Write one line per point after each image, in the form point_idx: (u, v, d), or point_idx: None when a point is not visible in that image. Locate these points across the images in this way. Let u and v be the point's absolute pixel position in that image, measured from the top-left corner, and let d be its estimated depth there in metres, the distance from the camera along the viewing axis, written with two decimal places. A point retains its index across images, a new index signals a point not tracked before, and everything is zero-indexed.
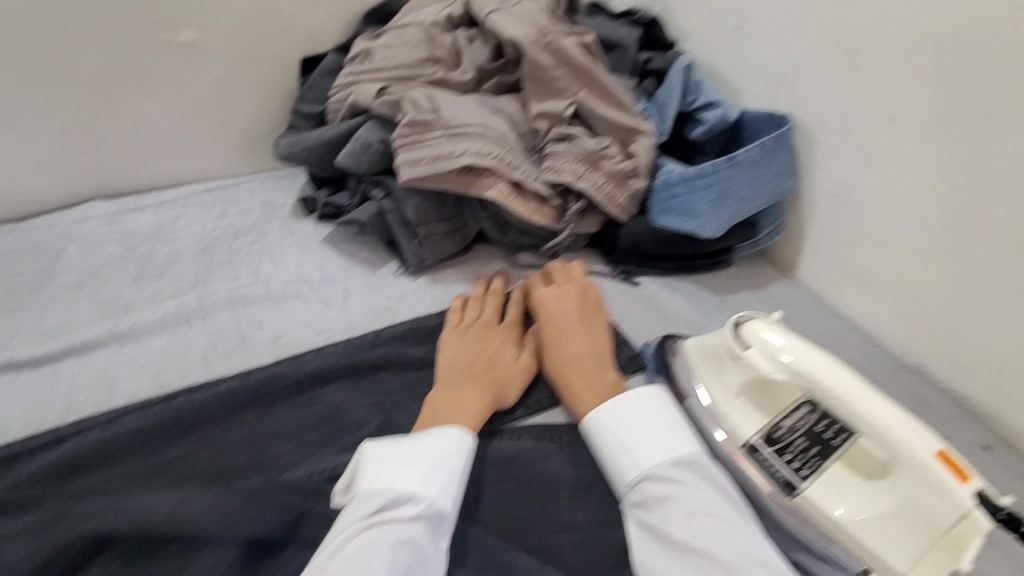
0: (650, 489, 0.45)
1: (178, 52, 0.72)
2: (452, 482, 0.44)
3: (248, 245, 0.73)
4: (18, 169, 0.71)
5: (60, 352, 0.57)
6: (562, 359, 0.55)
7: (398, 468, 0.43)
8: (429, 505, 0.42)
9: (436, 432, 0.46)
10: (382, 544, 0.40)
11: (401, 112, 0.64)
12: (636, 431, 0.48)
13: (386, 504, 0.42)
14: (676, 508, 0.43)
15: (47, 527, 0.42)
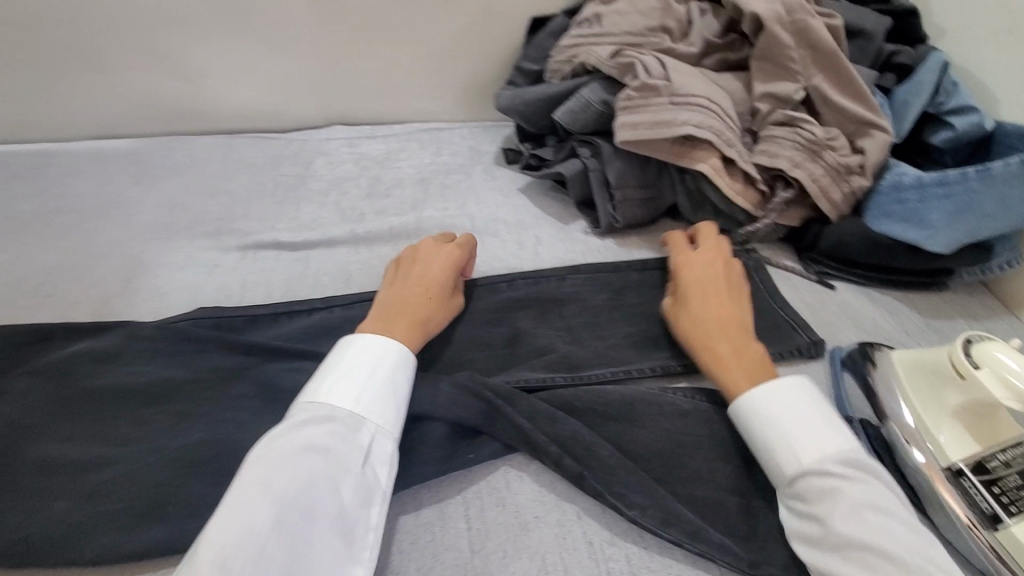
0: (814, 483, 0.43)
1: (431, 1, 0.80)
2: (365, 385, 0.45)
3: (456, 183, 0.81)
4: (292, 90, 0.85)
5: (312, 241, 0.69)
6: (702, 324, 0.54)
7: (353, 377, 0.45)
8: (338, 405, 0.44)
9: (360, 343, 0.48)
10: (324, 450, 0.41)
11: (630, 75, 0.67)
12: (798, 422, 0.46)
13: (316, 407, 0.43)
14: (852, 504, 0.42)
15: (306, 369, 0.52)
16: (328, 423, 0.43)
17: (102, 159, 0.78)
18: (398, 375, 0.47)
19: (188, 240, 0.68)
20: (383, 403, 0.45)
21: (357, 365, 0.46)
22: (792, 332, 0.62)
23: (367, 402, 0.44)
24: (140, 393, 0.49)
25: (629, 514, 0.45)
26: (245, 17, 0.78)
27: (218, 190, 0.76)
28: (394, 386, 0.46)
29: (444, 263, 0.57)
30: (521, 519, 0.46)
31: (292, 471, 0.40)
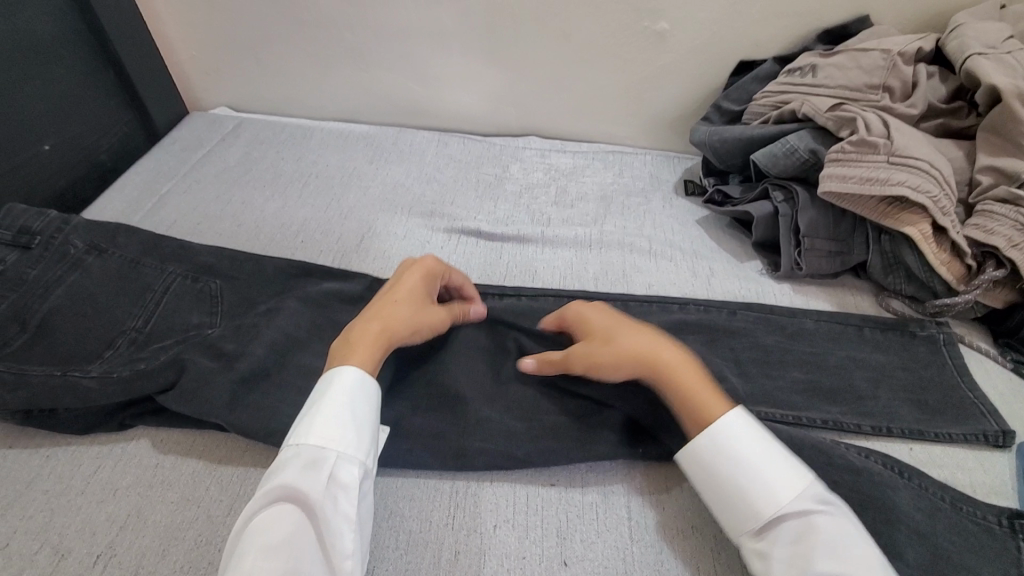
0: (791, 529, 0.42)
1: (645, 37, 0.86)
2: (343, 424, 0.46)
3: (636, 204, 0.86)
4: (502, 101, 0.96)
5: (506, 236, 0.77)
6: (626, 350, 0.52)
7: (316, 424, 0.45)
8: (317, 446, 0.44)
9: (336, 378, 0.48)
10: (304, 485, 0.42)
11: (847, 129, 0.67)
12: (757, 451, 0.45)
13: (293, 456, 0.44)
14: (819, 551, 0.40)
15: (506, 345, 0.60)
16: (308, 464, 0.43)
17: (345, 139, 0.95)
18: (370, 409, 0.48)
19: (405, 217, 0.80)
20: (361, 438, 0.46)
21: (336, 396, 0.47)
22: (979, 417, 0.59)
23: (347, 436, 0.45)
24: None
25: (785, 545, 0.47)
26: (479, 36, 0.89)
27: (431, 178, 0.88)
28: (360, 413, 0.47)
29: (419, 294, 0.55)
30: (679, 524, 0.49)
31: (271, 519, 0.41)
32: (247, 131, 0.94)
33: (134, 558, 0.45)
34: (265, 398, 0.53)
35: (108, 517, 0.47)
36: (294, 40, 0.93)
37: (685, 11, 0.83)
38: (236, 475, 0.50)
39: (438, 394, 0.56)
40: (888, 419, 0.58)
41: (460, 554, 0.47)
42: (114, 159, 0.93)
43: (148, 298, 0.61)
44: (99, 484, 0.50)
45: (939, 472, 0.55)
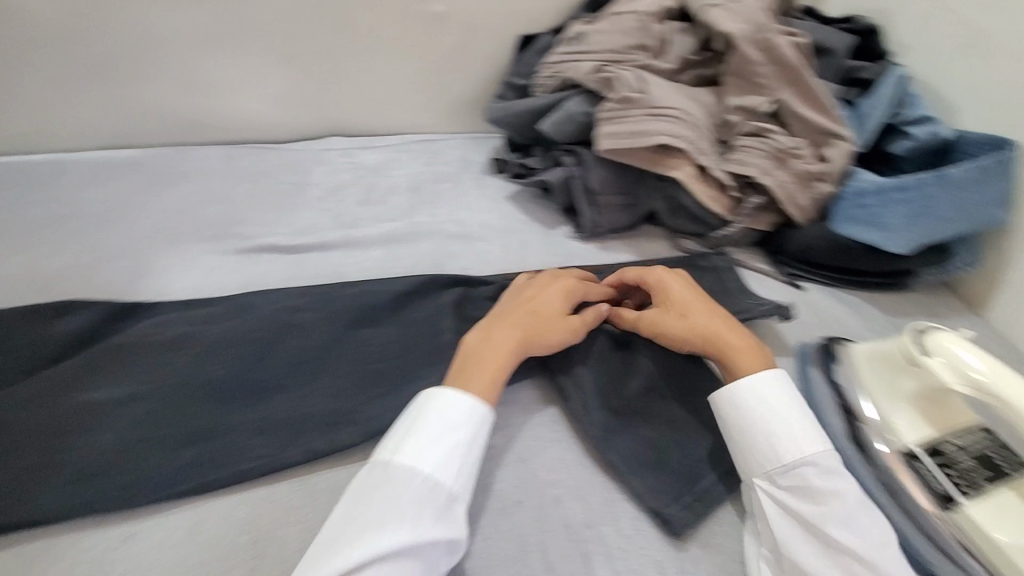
0: (809, 479, 0.46)
1: (424, 20, 0.85)
2: (433, 444, 0.45)
3: (447, 190, 0.85)
4: (289, 102, 0.89)
5: (308, 245, 0.72)
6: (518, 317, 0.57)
7: (424, 444, 0.45)
8: (405, 466, 0.44)
9: (443, 390, 0.48)
10: (393, 499, 0.42)
11: (610, 88, 0.72)
12: (798, 416, 0.49)
13: (374, 474, 0.44)
14: (831, 508, 0.45)
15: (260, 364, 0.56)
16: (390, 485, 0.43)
17: (108, 169, 0.82)
18: (472, 435, 0.47)
19: (190, 244, 0.72)
20: (450, 450, 0.45)
21: (428, 424, 0.46)
22: (753, 304, 0.65)
23: (442, 456, 0.45)
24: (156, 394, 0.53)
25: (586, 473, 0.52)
26: (250, 39, 0.82)
27: (220, 196, 0.80)
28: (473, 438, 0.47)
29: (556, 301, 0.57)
30: (503, 502, 0.49)
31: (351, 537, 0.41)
32: None
33: None
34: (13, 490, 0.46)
35: None
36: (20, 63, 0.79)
37: None
38: None
39: (234, 432, 0.51)
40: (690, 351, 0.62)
41: None
42: None
43: None
44: None
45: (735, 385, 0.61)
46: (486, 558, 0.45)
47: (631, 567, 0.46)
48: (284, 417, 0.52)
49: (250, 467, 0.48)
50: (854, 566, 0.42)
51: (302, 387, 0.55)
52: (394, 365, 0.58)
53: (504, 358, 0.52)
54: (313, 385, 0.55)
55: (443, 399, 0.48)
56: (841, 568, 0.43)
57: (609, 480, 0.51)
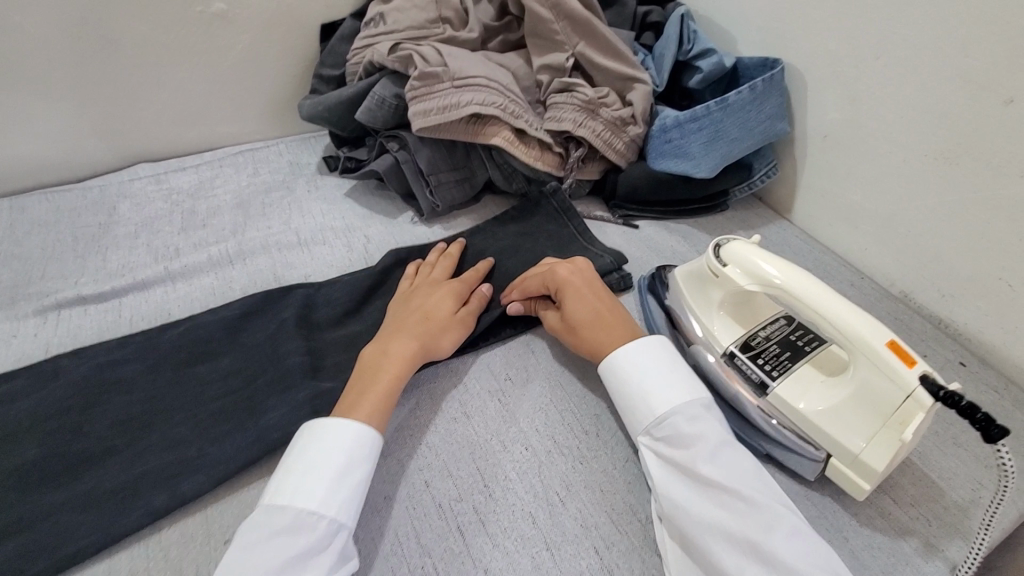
0: (678, 427, 0.47)
1: (208, 22, 0.79)
2: (327, 480, 0.43)
3: (279, 199, 0.80)
4: (72, 134, 0.79)
5: (122, 287, 0.66)
6: (400, 323, 0.57)
7: (301, 484, 0.43)
8: (304, 510, 0.42)
9: (325, 420, 0.47)
10: (288, 544, 0.40)
11: (412, 66, 0.71)
12: (664, 369, 0.51)
13: (268, 516, 0.42)
14: (697, 450, 0.45)
15: (75, 433, 0.50)
16: (285, 525, 0.41)
17: None
18: (367, 466, 0.45)
19: None
20: (346, 483, 0.44)
21: (320, 460, 0.44)
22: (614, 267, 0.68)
23: (342, 494, 0.43)
24: None
25: (457, 444, 0.53)
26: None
27: (7, 255, 0.70)
28: (362, 483, 0.45)
29: (439, 299, 0.59)
30: (371, 502, 0.48)
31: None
32: None
33: None
34: None
35: None
36: None
37: None
38: None
39: (56, 513, 0.45)
40: None
41: None
42: None
43: None
44: None
45: None
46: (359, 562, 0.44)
47: (506, 527, 0.47)
48: (114, 478, 0.48)
49: (81, 545, 0.44)
50: (723, 497, 0.43)
51: (132, 444, 0.50)
52: (238, 394, 0.54)
53: (404, 364, 0.53)
54: (147, 439, 0.50)
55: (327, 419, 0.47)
56: (716, 501, 0.43)
57: (475, 451, 0.52)
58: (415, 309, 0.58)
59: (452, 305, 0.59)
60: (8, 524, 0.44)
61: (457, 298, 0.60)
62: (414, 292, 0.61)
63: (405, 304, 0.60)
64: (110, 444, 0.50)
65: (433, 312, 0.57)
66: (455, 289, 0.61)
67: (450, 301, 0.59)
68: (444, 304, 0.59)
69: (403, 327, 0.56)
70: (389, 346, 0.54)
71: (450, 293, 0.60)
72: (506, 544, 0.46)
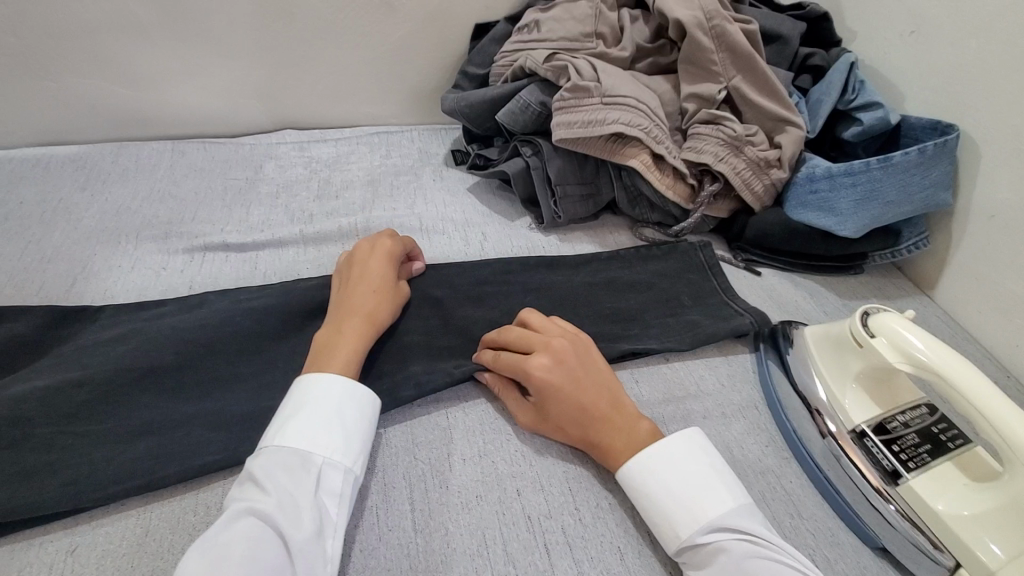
0: (700, 548, 0.44)
1: (377, 8, 0.83)
2: (332, 427, 0.45)
3: (406, 183, 0.83)
4: (237, 94, 0.86)
5: (261, 241, 0.70)
6: (369, 296, 0.55)
7: (310, 430, 0.44)
8: (314, 453, 0.44)
9: (318, 373, 0.48)
10: (298, 483, 0.42)
11: (564, 77, 0.72)
12: (684, 475, 0.46)
13: (267, 466, 0.42)
14: (721, 570, 0.42)
15: (208, 365, 0.54)
16: (295, 465, 0.43)
17: (44, 166, 0.78)
18: (365, 418, 0.47)
19: (134, 244, 0.69)
20: (350, 443, 0.45)
21: (323, 417, 0.45)
22: (736, 315, 0.65)
23: (344, 442, 0.45)
24: (99, 390, 0.50)
25: (552, 460, 0.52)
26: (193, 27, 0.78)
27: (167, 193, 0.77)
28: (361, 434, 0.47)
29: (382, 270, 0.58)
30: (464, 496, 0.48)
31: (239, 534, 0.39)
32: None
33: None
34: None
35: None
36: None
37: None
38: None
39: (187, 427, 0.49)
40: (650, 336, 0.62)
41: None
42: None
43: None
44: None
45: (695, 377, 0.60)
46: (446, 553, 0.45)
47: (592, 555, 0.46)
48: (235, 411, 0.50)
49: (200, 472, 0.46)
50: None
51: (255, 387, 0.53)
52: None
53: (358, 340, 0.51)
54: (269, 385, 0.53)
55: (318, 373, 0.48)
56: None
57: (571, 471, 0.51)
58: (508, 369, 0.53)
59: (387, 278, 0.57)
60: (141, 435, 0.48)
61: (388, 269, 0.59)
62: (347, 267, 0.58)
63: (343, 274, 0.58)
64: (235, 382, 0.53)
65: (366, 277, 0.57)
66: (389, 262, 0.59)
67: (385, 275, 0.58)
68: (536, 358, 0.51)
69: (377, 306, 0.55)
70: (347, 318, 0.53)
71: (387, 262, 0.59)
72: (590, 572, 0.45)
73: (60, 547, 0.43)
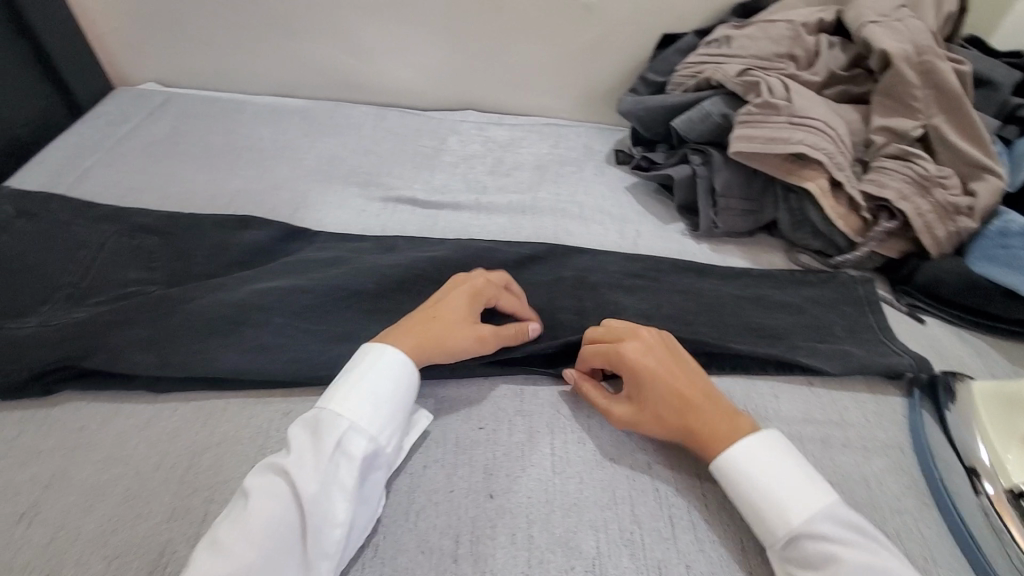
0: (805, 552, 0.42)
1: (577, 10, 0.89)
2: (376, 404, 0.46)
3: (569, 173, 0.88)
4: (436, 74, 0.97)
5: (441, 203, 0.80)
6: (442, 319, 0.53)
7: (359, 400, 0.46)
8: (355, 424, 0.45)
9: (375, 366, 0.48)
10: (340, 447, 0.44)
11: (754, 93, 0.73)
12: (777, 473, 0.45)
13: (297, 429, 0.45)
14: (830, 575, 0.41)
15: (395, 296, 0.62)
16: (338, 431, 0.44)
17: (279, 113, 0.94)
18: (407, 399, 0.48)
19: (341, 187, 0.81)
20: (389, 413, 0.47)
21: (353, 388, 0.47)
22: (891, 353, 0.63)
23: (388, 418, 0.46)
24: (313, 297, 0.60)
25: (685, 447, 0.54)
26: (415, 11, 0.89)
27: (369, 149, 0.89)
28: (403, 412, 0.48)
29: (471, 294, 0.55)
30: (598, 456, 0.52)
31: (261, 488, 0.42)
32: (176, 107, 0.93)
33: (57, 516, 0.45)
34: (188, 347, 0.54)
35: (33, 479, 0.48)
36: (223, 13, 0.91)
37: None
38: (167, 433, 0.51)
39: None
40: (797, 357, 0.62)
41: (390, 492, 0.49)
42: (35, 135, 0.89)
43: (84, 255, 0.62)
44: (28, 446, 0.50)
45: (839, 408, 0.60)
46: (579, 498, 0.49)
47: (715, 539, 0.48)
48: None
49: None
50: None
51: None
52: None
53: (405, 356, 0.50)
54: None
55: (378, 349, 0.49)
56: None
57: None
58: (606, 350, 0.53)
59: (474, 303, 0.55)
60: (341, 340, 0.57)
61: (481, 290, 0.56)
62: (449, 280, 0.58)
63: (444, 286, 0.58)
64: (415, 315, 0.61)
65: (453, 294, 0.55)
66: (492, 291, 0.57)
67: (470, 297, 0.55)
68: (628, 344, 0.52)
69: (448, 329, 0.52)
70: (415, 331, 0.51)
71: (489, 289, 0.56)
72: (711, 552, 0.47)
73: (278, 410, 0.53)
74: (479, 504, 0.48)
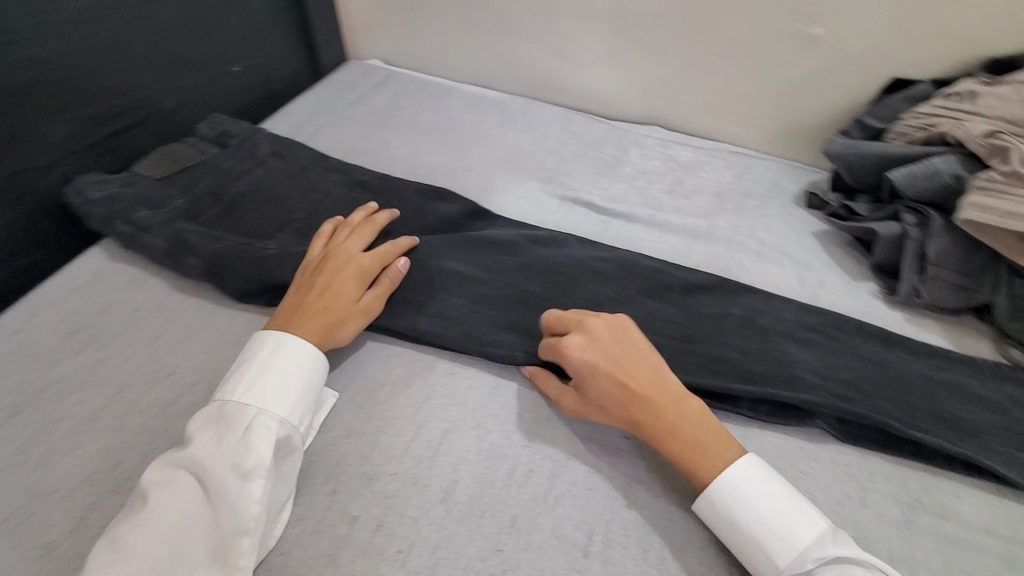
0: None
1: (799, 41, 0.84)
2: (274, 387, 0.50)
3: (752, 206, 0.84)
4: (632, 86, 0.98)
5: (617, 212, 0.81)
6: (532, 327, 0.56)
7: (258, 386, 0.50)
8: (258, 408, 0.49)
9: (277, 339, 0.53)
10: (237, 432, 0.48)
11: (1000, 158, 0.65)
12: (766, 495, 0.45)
13: (197, 426, 0.49)
14: None
15: (565, 292, 0.65)
16: (238, 418, 0.48)
17: (480, 102, 1.01)
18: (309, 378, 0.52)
19: (525, 179, 0.85)
20: (292, 398, 0.50)
21: (257, 377, 0.51)
22: None
23: (292, 400, 0.50)
24: None
25: None
26: (628, 24, 0.91)
27: (554, 148, 0.93)
28: (302, 390, 0.52)
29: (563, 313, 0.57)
30: None
31: (167, 485, 0.45)
32: (395, 83, 1.05)
33: None
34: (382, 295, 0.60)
35: None
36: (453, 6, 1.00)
37: (847, 18, 0.80)
38: None
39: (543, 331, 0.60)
40: (999, 464, 0.54)
41: (533, 472, 0.51)
42: (284, 91, 1.06)
43: (313, 197, 0.72)
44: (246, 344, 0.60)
45: None
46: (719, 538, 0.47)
47: None
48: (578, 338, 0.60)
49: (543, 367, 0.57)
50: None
51: None
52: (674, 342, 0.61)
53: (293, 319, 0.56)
54: None
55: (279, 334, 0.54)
56: None
57: None
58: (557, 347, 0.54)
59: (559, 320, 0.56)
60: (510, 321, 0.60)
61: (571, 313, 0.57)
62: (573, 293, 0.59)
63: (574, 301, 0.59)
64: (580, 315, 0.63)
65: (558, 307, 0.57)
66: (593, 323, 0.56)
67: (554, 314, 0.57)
68: (574, 336, 0.53)
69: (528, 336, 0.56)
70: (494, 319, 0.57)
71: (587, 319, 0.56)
72: None
73: None
74: (616, 509, 0.49)
